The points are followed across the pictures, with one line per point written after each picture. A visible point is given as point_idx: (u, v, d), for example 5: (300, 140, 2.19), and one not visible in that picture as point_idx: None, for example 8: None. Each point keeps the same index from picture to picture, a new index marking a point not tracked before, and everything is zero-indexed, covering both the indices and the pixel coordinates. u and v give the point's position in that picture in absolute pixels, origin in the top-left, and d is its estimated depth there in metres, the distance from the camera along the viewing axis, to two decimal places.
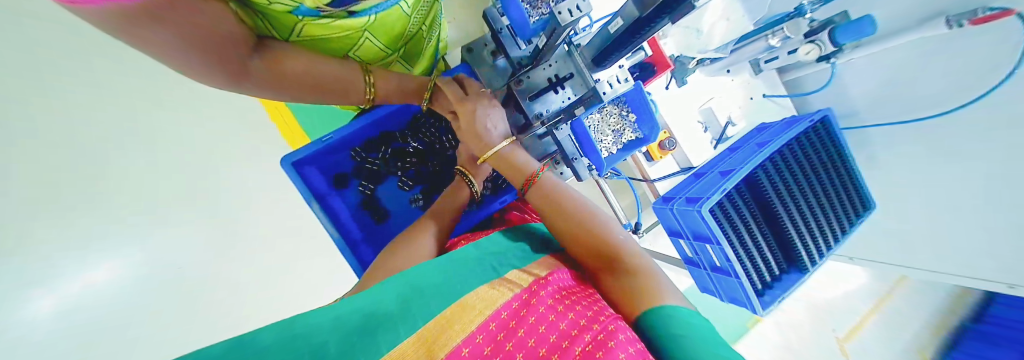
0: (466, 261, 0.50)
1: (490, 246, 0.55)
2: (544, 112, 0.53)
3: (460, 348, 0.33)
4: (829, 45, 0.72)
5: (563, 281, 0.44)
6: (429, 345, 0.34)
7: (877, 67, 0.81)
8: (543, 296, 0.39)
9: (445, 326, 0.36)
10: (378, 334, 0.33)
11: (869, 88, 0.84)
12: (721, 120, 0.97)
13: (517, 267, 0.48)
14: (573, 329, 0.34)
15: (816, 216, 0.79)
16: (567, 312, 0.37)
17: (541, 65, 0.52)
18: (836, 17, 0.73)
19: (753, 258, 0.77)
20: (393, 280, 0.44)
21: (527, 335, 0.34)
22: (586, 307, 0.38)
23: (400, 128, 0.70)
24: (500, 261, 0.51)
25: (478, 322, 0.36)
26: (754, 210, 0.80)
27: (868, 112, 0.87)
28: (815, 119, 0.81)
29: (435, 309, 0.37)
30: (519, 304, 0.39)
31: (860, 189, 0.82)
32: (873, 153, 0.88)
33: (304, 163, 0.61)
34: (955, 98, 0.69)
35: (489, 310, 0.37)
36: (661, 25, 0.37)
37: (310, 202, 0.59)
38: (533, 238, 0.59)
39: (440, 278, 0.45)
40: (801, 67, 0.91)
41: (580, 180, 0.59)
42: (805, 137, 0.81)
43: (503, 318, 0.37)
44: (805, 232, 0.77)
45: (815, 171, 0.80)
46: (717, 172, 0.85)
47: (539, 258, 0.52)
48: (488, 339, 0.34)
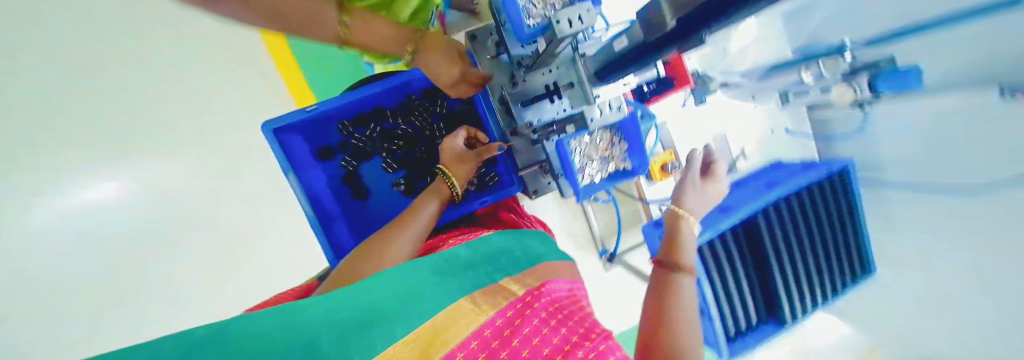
0: (464, 266, 0.47)
1: (481, 249, 0.53)
2: (535, 122, 0.52)
3: (456, 351, 0.30)
4: (866, 89, 0.68)
5: (555, 294, 0.44)
6: (428, 345, 0.30)
7: (906, 123, 0.74)
8: (536, 309, 0.38)
9: (441, 321, 0.33)
10: (374, 330, 0.28)
11: (901, 148, 0.77)
12: (734, 151, 0.93)
13: (510, 275, 0.47)
14: (566, 345, 0.33)
15: (808, 267, 0.75)
16: (559, 328, 0.36)
17: (541, 70, 0.48)
18: (880, 62, 0.67)
19: (733, 303, 0.75)
20: (389, 272, 0.41)
21: (522, 345, 0.32)
22: (577, 324, 0.38)
23: (393, 108, 0.69)
24: (495, 268, 0.48)
25: (475, 326, 0.33)
26: (744, 251, 0.76)
27: (888, 168, 0.81)
28: (833, 168, 0.75)
29: (431, 311, 0.33)
30: (514, 313, 0.37)
31: (867, 252, 0.77)
32: (889, 215, 0.83)
33: (286, 131, 0.58)
34: (981, 173, 0.62)
35: (483, 317, 0.35)
36: (666, 53, 0.33)
37: (287, 171, 0.58)
38: (524, 245, 0.58)
39: (433, 279, 0.41)
40: (831, 109, 0.85)
41: (564, 196, 0.56)
42: (814, 185, 0.75)
43: (498, 325, 0.34)
44: (791, 284, 0.74)
45: (818, 223, 0.76)
46: (715, 207, 0.81)
47: (530, 267, 0.50)
48: (482, 346, 0.31)
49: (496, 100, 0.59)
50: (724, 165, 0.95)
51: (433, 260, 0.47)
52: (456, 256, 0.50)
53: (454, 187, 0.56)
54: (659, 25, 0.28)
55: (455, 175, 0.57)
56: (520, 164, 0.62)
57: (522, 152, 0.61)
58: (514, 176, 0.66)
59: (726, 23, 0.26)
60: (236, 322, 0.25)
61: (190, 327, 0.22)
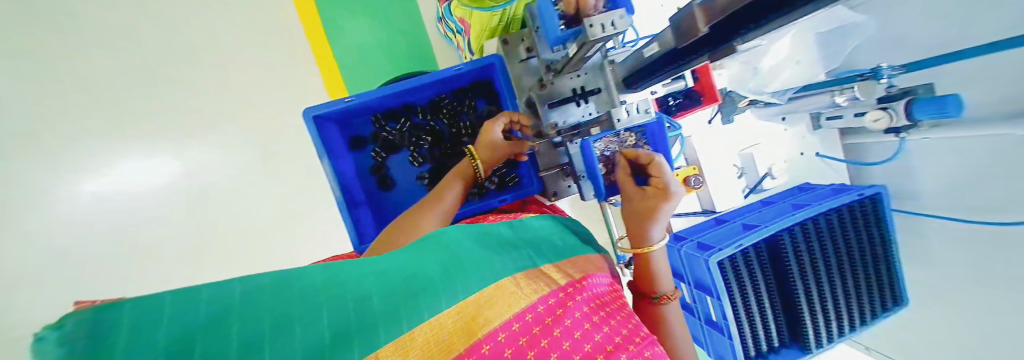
0: (502, 245, 0.50)
1: (525, 232, 0.56)
2: (560, 123, 0.53)
3: (498, 331, 0.33)
4: (902, 118, 0.63)
5: (597, 288, 0.45)
6: (471, 320, 0.33)
7: (950, 151, 0.70)
8: (579, 302, 0.40)
9: (482, 303, 0.36)
10: (421, 298, 0.33)
11: (937, 179, 0.73)
12: (760, 170, 0.88)
13: (552, 262, 0.49)
14: (608, 345, 0.35)
15: (838, 297, 0.72)
16: (602, 325, 0.38)
17: (571, 74, 0.51)
18: (918, 89, 0.63)
19: (753, 325, 0.72)
20: (433, 245, 0.44)
21: (562, 337, 0.34)
22: (620, 324, 0.39)
23: (424, 105, 0.72)
24: (534, 252, 0.51)
25: (515, 311, 0.36)
26: (767, 271, 0.74)
27: (928, 199, 0.76)
28: (866, 193, 0.71)
29: (475, 288, 0.37)
30: (556, 302, 0.39)
31: (898, 283, 0.73)
32: (925, 248, 0.78)
33: (324, 118, 0.62)
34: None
35: (527, 301, 0.37)
36: (698, 60, 0.34)
37: (323, 156, 0.61)
38: (568, 233, 0.61)
39: (481, 256, 0.45)
40: (867, 135, 0.82)
41: (584, 199, 0.57)
42: (846, 209, 0.72)
43: (539, 312, 0.37)
44: (818, 311, 0.70)
45: (849, 250, 0.73)
46: (740, 224, 0.79)
47: (569, 257, 0.53)
48: (523, 330, 0.34)
49: (523, 103, 0.61)
50: (749, 184, 0.92)
51: (478, 234, 0.51)
52: (494, 233, 0.53)
53: (479, 169, 0.57)
54: (689, 34, 0.29)
55: (483, 159, 0.57)
56: (541, 166, 0.63)
57: (545, 154, 0.63)
58: (535, 177, 0.67)
59: (755, 32, 0.27)
60: (303, 291, 0.29)
61: (263, 295, 0.27)
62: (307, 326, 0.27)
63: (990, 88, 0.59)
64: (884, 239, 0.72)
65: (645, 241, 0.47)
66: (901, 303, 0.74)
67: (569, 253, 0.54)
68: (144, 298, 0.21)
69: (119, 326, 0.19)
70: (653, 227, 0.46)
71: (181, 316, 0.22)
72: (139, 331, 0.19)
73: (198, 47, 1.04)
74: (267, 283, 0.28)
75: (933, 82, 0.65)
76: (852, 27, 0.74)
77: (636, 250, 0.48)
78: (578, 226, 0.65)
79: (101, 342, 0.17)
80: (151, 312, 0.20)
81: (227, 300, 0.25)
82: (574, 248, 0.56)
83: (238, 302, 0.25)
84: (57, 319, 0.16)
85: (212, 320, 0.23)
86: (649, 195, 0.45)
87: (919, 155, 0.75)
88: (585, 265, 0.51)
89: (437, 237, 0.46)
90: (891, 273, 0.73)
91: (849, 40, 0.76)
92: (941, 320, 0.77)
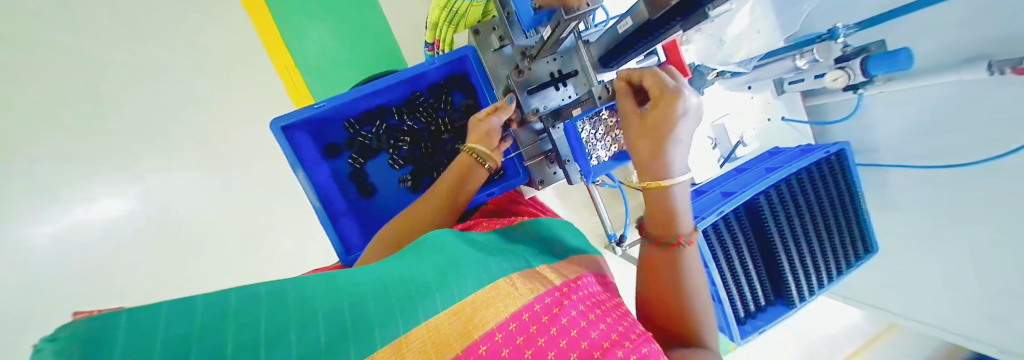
0: (497, 249, 0.49)
1: (514, 238, 0.55)
2: (541, 108, 0.53)
3: (494, 331, 0.32)
4: (859, 76, 0.67)
5: (592, 287, 0.44)
6: (466, 322, 0.32)
7: (902, 102, 0.75)
8: (575, 301, 0.39)
9: (479, 305, 0.35)
10: (416, 302, 0.32)
11: (892, 131, 0.79)
12: (733, 140, 0.92)
13: (549, 264, 0.48)
14: (605, 341, 0.34)
15: (814, 252, 0.76)
16: (597, 322, 0.36)
17: (545, 59, 0.52)
18: (871, 47, 0.67)
19: (742, 289, 0.76)
20: (426, 250, 0.43)
21: (560, 335, 0.33)
22: (617, 321, 0.38)
23: (398, 105, 0.70)
24: (531, 253, 0.50)
25: (512, 310, 0.35)
26: (749, 237, 0.77)
27: (886, 151, 0.82)
28: (831, 150, 0.75)
29: (469, 290, 0.36)
30: (552, 301, 0.38)
31: (865, 230, 0.78)
32: (890, 195, 0.83)
33: (293, 127, 0.59)
34: (970, 152, 0.65)
35: (522, 302, 0.37)
36: (673, 31, 0.35)
37: (297, 168, 0.58)
38: (563, 233, 0.61)
39: (476, 256, 0.44)
40: (826, 95, 0.86)
41: (572, 183, 0.57)
42: (816, 169, 0.77)
43: (536, 311, 0.36)
44: (799, 268, 0.75)
45: (823, 208, 0.77)
46: (718, 192, 0.82)
47: (563, 257, 0.52)
48: (520, 329, 0.33)
49: (500, 92, 0.60)
50: (724, 154, 0.95)
51: (470, 238, 0.50)
52: (484, 238, 0.52)
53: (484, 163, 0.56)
54: (661, 3, 0.29)
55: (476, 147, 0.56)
56: (526, 155, 0.63)
57: (528, 144, 0.62)
58: (520, 167, 0.67)
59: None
60: (298, 299, 0.27)
61: (258, 305, 0.25)
62: (303, 328, 0.25)
63: (944, 37, 0.63)
64: (851, 192, 0.77)
65: (662, 168, 0.44)
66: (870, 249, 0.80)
67: (567, 254, 0.53)
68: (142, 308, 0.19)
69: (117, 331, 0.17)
70: (670, 146, 0.43)
71: (179, 323, 0.20)
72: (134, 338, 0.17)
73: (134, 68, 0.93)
74: (262, 291, 0.26)
75: (878, 41, 0.69)
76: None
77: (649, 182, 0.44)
78: (571, 225, 0.66)
79: (96, 340, 0.16)
80: (147, 322, 0.19)
81: (221, 305, 0.23)
82: (565, 248, 0.56)
83: (231, 310, 0.23)
84: (50, 333, 0.15)
85: (209, 326, 0.21)
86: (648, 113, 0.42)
87: (875, 110, 0.81)
88: (581, 263, 0.52)
89: (429, 242, 0.45)
90: (858, 221, 0.78)
91: (801, 7, 0.82)
92: (908, 258, 0.83)
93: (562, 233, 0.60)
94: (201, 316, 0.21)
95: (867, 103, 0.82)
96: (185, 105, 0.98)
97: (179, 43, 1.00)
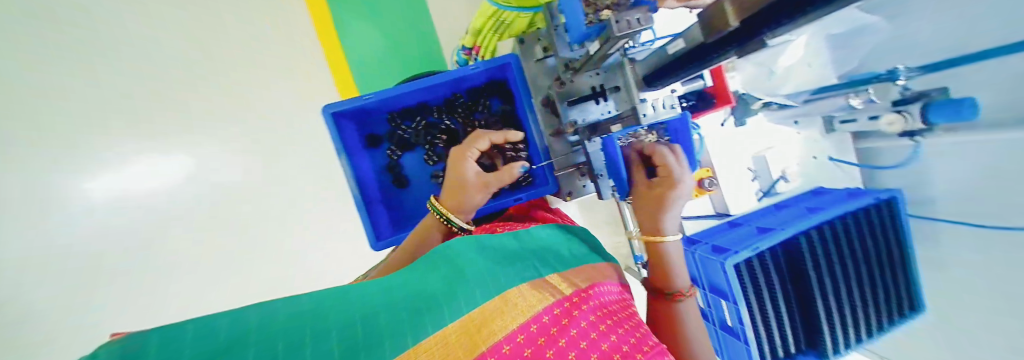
0: (509, 257, 0.48)
1: (529, 243, 0.55)
2: (579, 120, 0.54)
3: (502, 343, 0.30)
4: (917, 121, 0.63)
5: (604, 297, 0.43)
6: (474, 333, 0.31)
7: (962, 157, 0.67)
8: (585, 311, 0.38)
9: (489, 315, 0.34)
10: (426, 313, 0.31)
11: (947, 181, 0.71)
12: (773, 174, 0.88)
13: (557, 271, 0.47)
14: (614, 354, 0.32)
15: (853, 303, 0.70)
16: (609, 333, 0.35)
17: (589, 73, 0.53)
18: (932, 92, 0.63)
19: (771, 332, 0.71)
20: (437, 263, 0.43)
21: (569, 345, 0.32)
22: (628, 332, 0.36)
23: (438, 104, 0.73)
24: (541, 262, 0.49)
25: (520, 321, 0.34)
26: (782, 278, 0.72)
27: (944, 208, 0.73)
28: (880, 197, 0.70)
29: (480, 300, 0.36)
30: (561, 312, 0.37)
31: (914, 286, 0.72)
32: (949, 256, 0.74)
33: (343, 115, 0.63)
34: None
35: (531, 313, 0.36)
36: (725, 57, 0.35)
37: (341, 154, 0.62)
38: (579, 244, 0.60)
39: (486, 266, 0.44)
40: (882, 138, 0.80)
41: (602, 199, 0.57)
42: (862, 213, 0.71)
43: (544, 323, 0.35)
44: (836, 317, 0.69)
45: (866, 257, 0.71)
46: (754, 227, 0.78)
47: (577, 265, 0.51)
48: (529, 341, 0.32)
49: (539, 101, 0.61)
50: (763, 188, 0.90)
51: (483, 247, 0.50)
52: (500, 246, 0.51)
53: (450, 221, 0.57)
54: (719, 28, 0.29)
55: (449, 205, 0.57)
56: (557, 165, 0.63)
57: (561, 154, 0.63)
58: (550, 176, 0.65)
59: (784, 26, 0.27)
60: (314, 315, 0.28)
61: (277, 322, 0.25)
62: (318, 339, 0.25)
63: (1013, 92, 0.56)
64: (896, 243, 0.71)
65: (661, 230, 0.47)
66: (915, 307, 0.72)
67: (577, 261, 0.53)
68: (167, 328, 0.21)
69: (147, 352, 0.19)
70: (666, 218, 0.47)
71: (200, 342, 0.21)
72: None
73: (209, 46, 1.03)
74: (277, 309, 0.27)
75: (942, 86, 0.65)
76: (868, 30, 0.74)
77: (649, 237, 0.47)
78: (591, 237, 0.65)
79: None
80: (175, 343, 0.20)
81: (242, 324, 0.24)
82: (582, 257, 0.55)
83: (252, 325, 0.24)
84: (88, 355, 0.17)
85: (229, 344, 0.22)
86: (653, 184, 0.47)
87: (929, 158, 0.73)
88: (595, 272, 0.51)
89: (441, 254, 0.45)
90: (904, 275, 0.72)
91: (864, 42, 0.76)
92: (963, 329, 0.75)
93: (579, 245, 0.59)
94: (221, 336, 0.22)
95: (925, 153, 0.74)
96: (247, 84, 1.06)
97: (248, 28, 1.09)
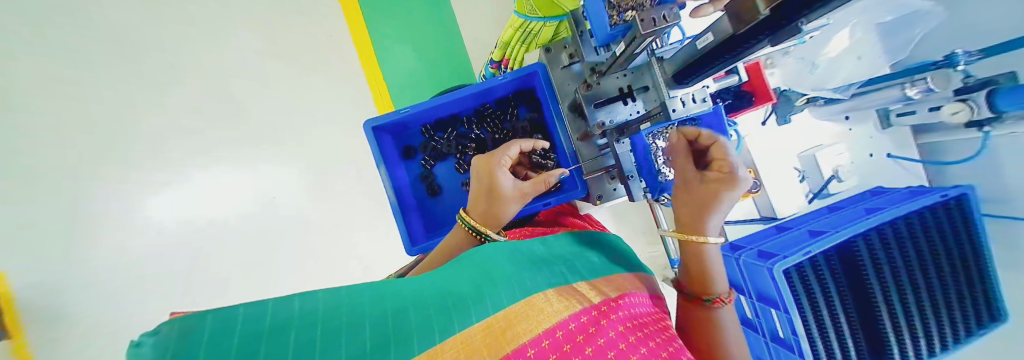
0: (534, 262, 0.48)
1: (557, 248, 0.55)
2: (607, 121, 0.54)
3: (526, 346, 0.30)
4: (985, 111, 0.57)
5: (636, 309, 0.41)
6: (499, 334, 0.31)
7: None
8: (613, 321, 0.36)
9: (514, 317, 0.34)
10: (451, 310, 0.32)
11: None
12: (825, 173, 0.80)
13: (586, 280, 0.46)
14: None
15: (925, 314, 0.63)
16: (638, 347, 0.33)
17: (615, 74, 0.54)
18: (999, 77, 0.56)
19: (828, 344, 0.65)
20: (465, 262, 0.44)
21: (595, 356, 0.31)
22: (659, 347, 0.34)
23: (468, 115, 0.77)
24: (568, 269, 0.49)
25: (546, 326, 0.33)
26: (840, 286, 0.66)
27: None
28: (948, 194, 0.61)
29: (505, 303, 0.36)
30: (588, 320, 0.36)
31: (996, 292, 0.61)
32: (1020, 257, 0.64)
33: (381, 128, 0.68)
34: None
35: (557, 318, 0.35)
36: (760, 46, 0.34)
37: (381, 164, 0.67)
38: (607, 252, 0.59)
39: (512, 269, 0.44)
40: (944, 132, 0.73)
41: (633, 200, 0.57)
42: (930, 214, 0.63)
43: (571, 329, 0.34)
44: (904, 331, 0.62)
45: (938, 263, 0.63)
46: (803, 231, 0.72)
47: (606, 275, 0.50)
48: (553, 346, 0.31)
49: (566, 106, 0.62)
50: (812, 189, 0.84)
51: (509, 249, 0.50)
52: (526, 250, 0.52)
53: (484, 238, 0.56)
54: (750, 17, 0.29)
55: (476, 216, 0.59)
56: (585, 169, 0.63)
57: (589, 158, 0.63)
58: (578, 181, 0.67)
59: (819, 10, 0.26)
60: (349, 305, 0.29)
61: (317, 311, 0.27)
62: (352, 333, 0.26)
63: None
64: (975, 249, 0.62)
65: (702, 230, 0.46)
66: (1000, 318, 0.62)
67: (606, 271, 0.51)
68: (221, 310, 0.23)
69: (199, 334, 0.21)
70: (710, 218, 0.45)
71: (247, 325, 0.23)
72: (212, 342, 0.21)
73: (267, 65, 1.11)
74: (319, 297, 0.29)
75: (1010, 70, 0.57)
76: (922, 16, 0.66)
77: (686, 238, 0.47)
78: (624, 245, 0.64)
79: (173, 351, 0.19)
80: (227, 324, 0.22)
81: (286, 313, 0.25)
82: (612, 266, 0.54)
83: (296, 313, 0.26)
84: (146, 334, 0.19)
85: (272, 331, 0.24)
86: (711, 180, 0.45)
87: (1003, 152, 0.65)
88: (630, 282, 0.50)
89: (469, 255, 0.46)
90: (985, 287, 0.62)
91: (916, 28, 0.68)
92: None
93: (609, 254, 0.58)
94: (268, 321, 0.24)
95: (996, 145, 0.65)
96: (298, 101, 1.14)
97: (307, 51, 1.20)
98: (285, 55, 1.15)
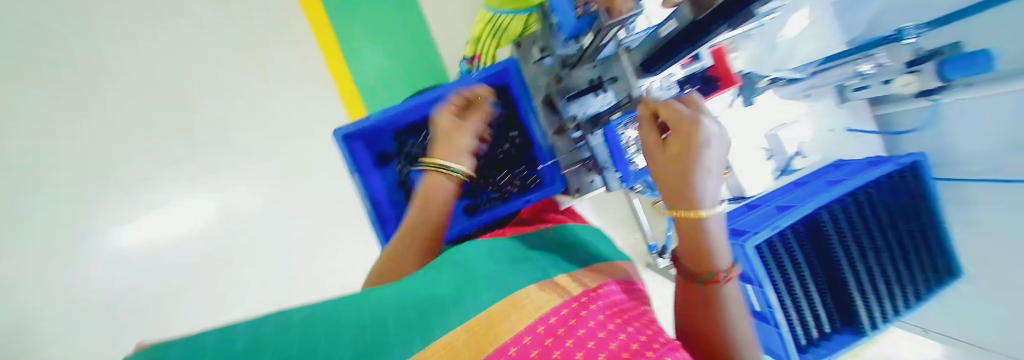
0: (517, 260, 0.48)
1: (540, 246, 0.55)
2: (579, 114, 0.57)
3: (508, 345, 0.30)
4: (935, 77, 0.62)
5: (616, 296, 0.42)
6: (481, 336, 0.31)
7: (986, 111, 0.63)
8: (593, 310, 0.37)
9: (495, 318, 0.34)
10: (433, 314, 0.32)
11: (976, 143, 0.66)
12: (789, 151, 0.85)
13: (568, 273, 0.47)
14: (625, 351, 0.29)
15: (887, 275, 0.68)
16: (619, 332, 0.33)
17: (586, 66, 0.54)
18: (944, 48, 0.61)
19: (801, 311, 0.68)
20: (447, 265, 0.44)
21: (575, 347, 0.30)
22: (640, 331, 0.35)
23: None
24: (550, 263, 0.49)
25: (528, 322, 0.33)
26: (810, 255, 0.70)
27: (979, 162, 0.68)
28: (902, 163, 0.66)
29: (488, 302, 0.36)
30: (568, 312, 0.36)
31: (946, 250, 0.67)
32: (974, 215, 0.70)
33: (352, 136, 0.66)
34: None
35: (538, 314, 0.35)
36: (717, 32, 0.35)
37: (354, 174, 0.65)
38: (589, 244, 0.59)
39: (494, 268, 0.44)
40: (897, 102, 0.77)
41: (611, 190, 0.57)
42: (885, 183, 0.68)
43: (551, 324, 0.34)
44: (870, 292, 0.66)
45: (898, 227, 0.68)
46: (773, 207, 0.76)
47: (589, 265, 0.51)
48: (535, 342, 0.31)
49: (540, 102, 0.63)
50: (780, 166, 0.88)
51: (491, 249, 0.50)
52: (509, 249, 0.52)
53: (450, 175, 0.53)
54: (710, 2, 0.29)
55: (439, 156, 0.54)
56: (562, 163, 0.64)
57: (565, 152, 0.64)
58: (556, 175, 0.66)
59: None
60: (324, 319, 0.28)
61: (293, 326, 0.26)
62: (330, 346, 0.25)
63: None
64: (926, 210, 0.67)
65: (696, 203, 0.36)
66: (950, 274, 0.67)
67: (589, 262, 0.52)
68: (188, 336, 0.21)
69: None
70: (700, 182, 0.35)
71: (220, 345, 0.22)
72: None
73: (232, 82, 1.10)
74: (293, 315, 0.28)
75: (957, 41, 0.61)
76: None
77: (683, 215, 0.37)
78: (605, 237, 0.65)
79: None
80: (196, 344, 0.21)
81: (258, 331, 0.24)
82: (593, 257, 0.55)
83: (267, 330, 0.25)
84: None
85: (247, 348, 0.22)
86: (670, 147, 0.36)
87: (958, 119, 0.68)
88: (613, 273, 0.50)
89: (451, 258, 0.46)
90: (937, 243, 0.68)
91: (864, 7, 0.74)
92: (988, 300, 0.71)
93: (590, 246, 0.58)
94: (237, 339, 0.23)
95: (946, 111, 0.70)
96: (265, 116, 1.11)
97: (270, 60, 1.14)
98: (248, 69, 1.12)
